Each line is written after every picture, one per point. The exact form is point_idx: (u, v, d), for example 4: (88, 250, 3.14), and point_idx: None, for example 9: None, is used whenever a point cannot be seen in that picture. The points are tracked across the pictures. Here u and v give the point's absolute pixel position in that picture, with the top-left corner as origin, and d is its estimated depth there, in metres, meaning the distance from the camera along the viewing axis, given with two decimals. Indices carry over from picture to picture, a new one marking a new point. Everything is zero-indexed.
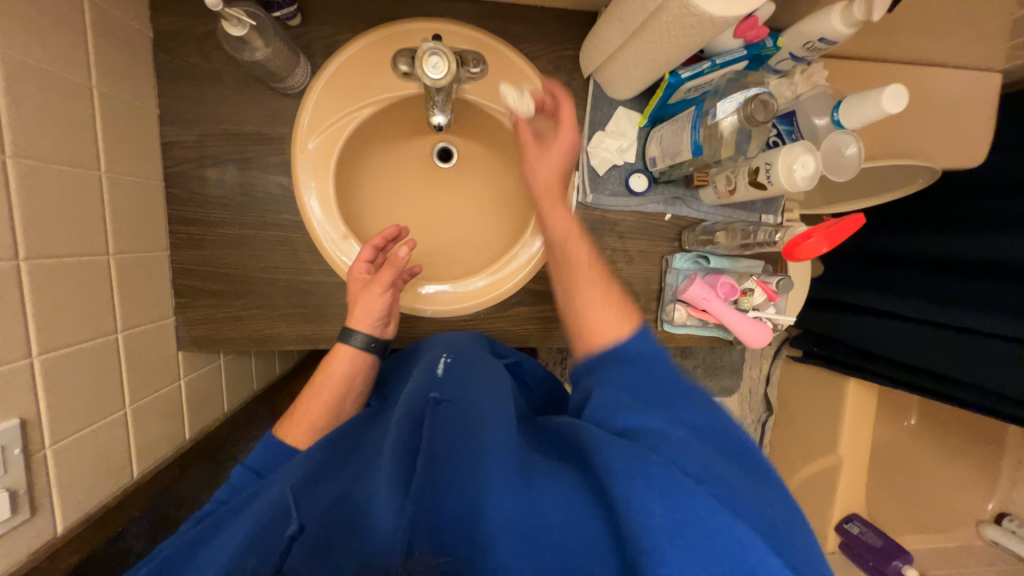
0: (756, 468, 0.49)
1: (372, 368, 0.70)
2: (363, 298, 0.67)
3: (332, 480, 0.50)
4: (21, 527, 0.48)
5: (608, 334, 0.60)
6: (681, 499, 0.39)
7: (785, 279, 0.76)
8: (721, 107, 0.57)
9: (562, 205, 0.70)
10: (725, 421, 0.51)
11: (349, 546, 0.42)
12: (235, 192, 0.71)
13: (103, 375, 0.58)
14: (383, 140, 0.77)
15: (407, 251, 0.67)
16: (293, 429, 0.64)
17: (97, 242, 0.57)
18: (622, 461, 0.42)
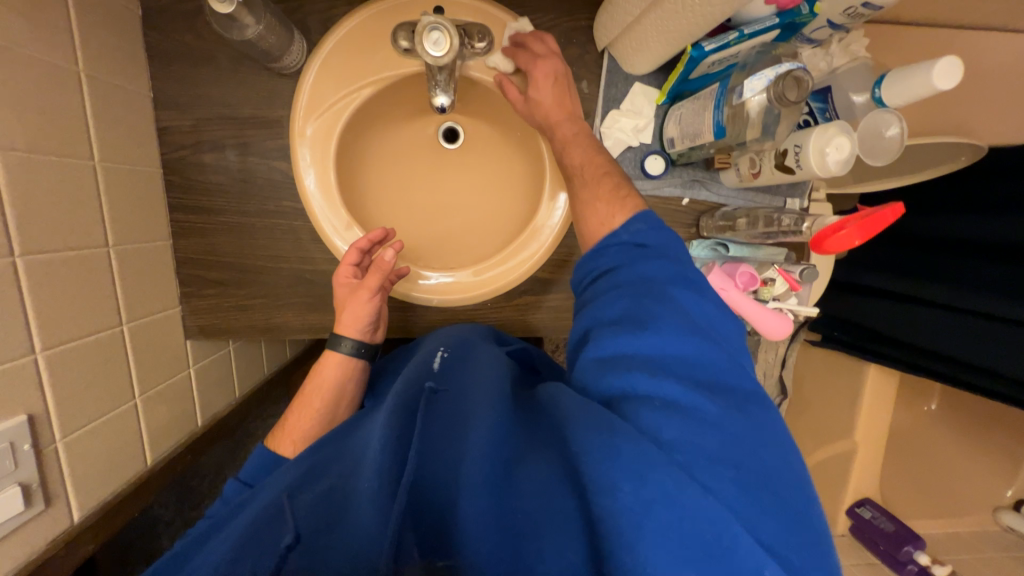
0: (752, 407, 0.46)
1: (361, 373, 0.70)
2: (352, 303, 0.66)
3: (327, 473, 0.51)
4: (37, 517, 0.50)
5: (603, 228, 0.57)
6: (648, 475, 0.39)
7: (809, 268, 0.71)
8: (749, 85, 0.51)
9: (569, 121, 0.64)
10: (718, 354, 0.47)
11: (342, 526, 0.45)
12: (234, 178, 0.69)
13: (111, 367, 0.58)
14: (385, 121, 0.73)
15: (394, 254, 0.64)
16: (284, 438, 0.64)
17: (95, 233, 0.56)
18: (593, 440, 0.42)
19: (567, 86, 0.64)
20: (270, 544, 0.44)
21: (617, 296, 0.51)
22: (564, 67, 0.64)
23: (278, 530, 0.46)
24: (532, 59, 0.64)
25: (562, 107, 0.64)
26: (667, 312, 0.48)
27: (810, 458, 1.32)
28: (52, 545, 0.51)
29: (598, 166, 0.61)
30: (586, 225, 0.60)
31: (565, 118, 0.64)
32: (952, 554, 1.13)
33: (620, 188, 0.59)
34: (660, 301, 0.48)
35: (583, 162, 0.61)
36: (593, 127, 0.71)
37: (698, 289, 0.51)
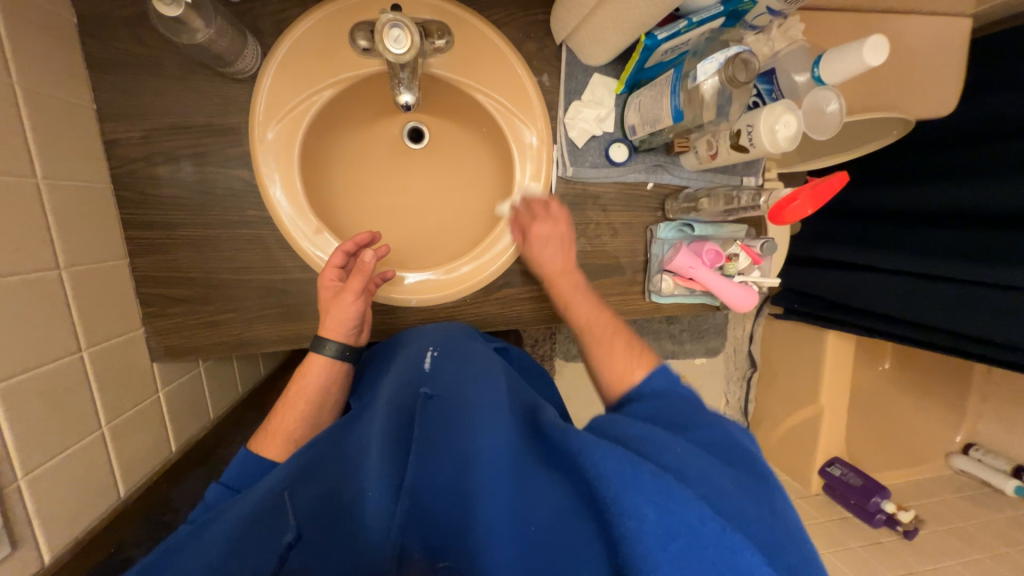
0: (762, 470, 0.46)
1: (347, 376, 0.69)
2: (334, 307, 0.65)
3: (316, 479, 0.49)
4: (2, 562, 0.46)
5: (624, 373, 0.58)
6: (672, 506, 0.37)
7: (768, 242, 0.76)
8: (701, 69, 0.55)
9: (574, 291, 0.70)
10: (728, 427, 0.49)
11: (334, 541, 0.43)
12: (192, 190, 0.67)
13: (73, 396, 0.55)
14: (346, 124, 0.72)
15: (373, 256, 0.64)
16: (269, 442, 0.62)
17: (44, 255, 0.53)
18: (616, 465, 0.40)
19: (568, 248, 0.72)
20: (261, 550, 0.43)
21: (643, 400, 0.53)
22: (564, 229, 0.72)
23: (266, 542, 0.43)
24: (530, 222, 0.72)
25: (558, 267, 0.71)
26: (693, 413, 0.50)
27: (781, 425, 1.39)
28: None
29: (608, 325, 0.66)
30: (603, 373, 0.61)
31: (562, 274, 0.71)
32: (914, 498, 1.23)
33: (631, 343, 0.63)
34: (685, 407, 0.51)
35: (589, 320, 0.67)
36: (557, 119, 0.72)
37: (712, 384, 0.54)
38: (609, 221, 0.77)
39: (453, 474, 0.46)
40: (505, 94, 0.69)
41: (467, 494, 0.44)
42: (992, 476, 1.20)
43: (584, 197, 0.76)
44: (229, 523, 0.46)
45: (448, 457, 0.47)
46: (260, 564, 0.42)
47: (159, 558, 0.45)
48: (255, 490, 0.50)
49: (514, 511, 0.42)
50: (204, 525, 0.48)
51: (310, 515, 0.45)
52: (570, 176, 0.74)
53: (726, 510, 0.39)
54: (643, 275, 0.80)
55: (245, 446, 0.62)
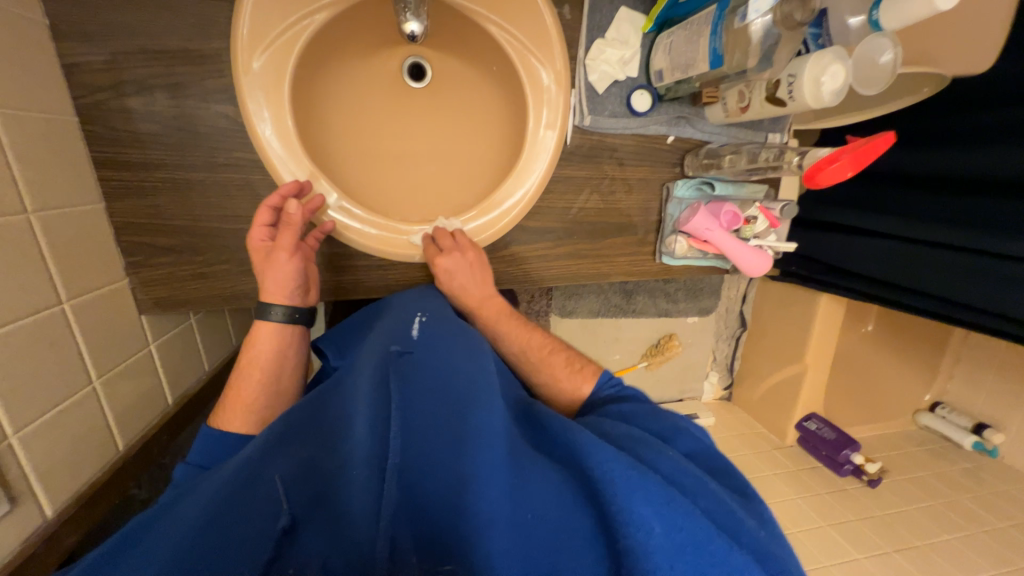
0: (748, 482, 0.49)
1: (300, 338, 0.67)
2: (270, 269, 0.61)
3: (298, 448, 0.48)
4: (5, 519, 0.45)
5: (570, 385, 0.67)
6: (680, 520, 0.38)
7: (789, 205, 0.72)
8: (755, 6, 0.49)
9: (501, 315, 0.71)
10: (707, 440, 0.52)
11: (321, 516, 0.41)
12: (169, 126, 0.60)
13: (60, 351, 0.52)
14: (338, 56, 0.64)
15: (298, 207, 0.60)
16: (234, 415, 0.61)
17: (10, 197, 0.47)
18: (620, 470, 0.41)
19: (485, 273, 0.70)
20: (242, 530, 0.40)
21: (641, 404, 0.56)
22: (473, 251, 0.68)
23: (241, 527, 0.40)
24: (437, 255, 0.67)
25: (482, 287, 0.70)
26: (665, 421, 0.55)
27: (764, 382, 1.44)
28: (27, 544, 0.47)
29: (542, 344, 0.70)
30: (558, 395, 0.67)
31: (484, 301, 0.70)
32: (881, 451, 1.31)
33: (572, 360, 0.69)
34: (653, 414, 0.56)
35: (528, 348, 0.70)
36: (576, 60, 0.66)
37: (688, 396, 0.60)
38: (625, 176, 0.73)
39: (447, 455, 0.45)
40: (521, 29, 0.62)
41: (461, 478, 0.43)
42: (952, 432, 1.29)
43: (600, 150, 0.71)
44: (196, 508, 0.42)
45: (441, 441, 0.46)
46: (235, 552, 0.38)
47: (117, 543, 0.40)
48: (223, 472, 0.47)
49: (513, 502, 0.42)
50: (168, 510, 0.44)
51: (295, 491, 0.42)
52: (586, 126, 0.69)
53: (731, 526, 0.41)
54: (656, 235, 0.77)
55: (206, 422, 0.60)
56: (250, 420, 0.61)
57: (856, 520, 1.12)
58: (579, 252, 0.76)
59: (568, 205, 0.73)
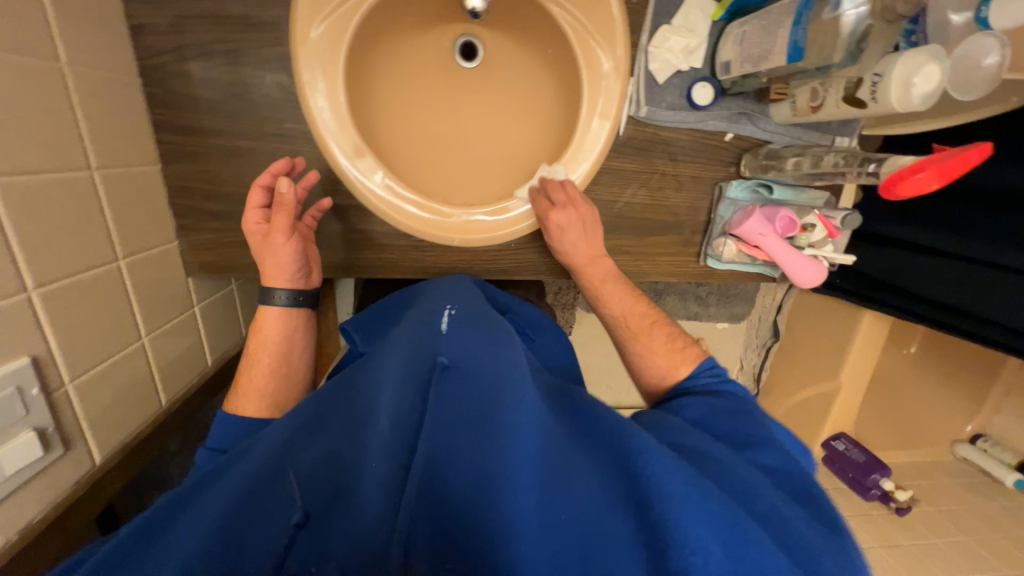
0: (834, 506, 0.46)
1: (306, 322, 0.67)
2: (269, 251, 0.61)
3: (328, 436, 0.47)
4: (61, 461, 0.47)
5: (671, 360, 0.64)
6: (741, 547, 0.38)
7: (853, 215, 0.67)
8: None
9: (609, 281, 0.70)
10: (789, 452, 0.50)
11: (340, 516, 0.40)
12: (225, 92, 0.60)
13: (114, 306, 0.53)
14: (393, 30, 0.63)
15: (289, 186, 0.57)
16: (247, 401, 0.60)
17: (75, 153, 0.48)
18: (678, 486, 0.40)
19: (595, 230, 0.69)
20: (269, 520, 0.40)
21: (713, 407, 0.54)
22: (585, 207, 0.67)
23: (274, 512, 0.40)
24: (549, 209, 0.66)
25: (591, 248, 0.69)
26: (749, 426, 0.53)
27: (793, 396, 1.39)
28: (78, 487, 0.49)
29: (644, 317, 0.67)
30: (648, 372, 0.65)
31: (590, 263, 0.69)
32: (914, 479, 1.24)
33: (675, 338, 0.66)
34: (738, 415, 0.53)
35: (630, 315, 0.68)
36: (639, 46, 0.63)
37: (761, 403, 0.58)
38: (676, 172, 0.70)
39: (485, 453, 0.42)
40: (584, 11, 0.59)
41: (496, 481, 0.41)
42: (992, 467, 1.15)
43: (653, 143, 0.68)
44: (233, 482, 0.42)
45: (479, 436, 0.44)
46: (266, 544, 0.38)
47: (164, 505, 0.42)
48: (259, 446, 0.46)
49: (552, 508, 0.40)
50: (209, 481, 0.45)
51: (309, 487, 0.42)
52: (642, 117, 0.66)
53: (797, 553, 0.39)
54: (702, 236, 0.74)
55: (221, 409, 0.59)
56: (264, 403, 0.61)
57: (881, 548, 1.07)
58: (621, 248, 0.74)
59: (614, 197, 0.71)
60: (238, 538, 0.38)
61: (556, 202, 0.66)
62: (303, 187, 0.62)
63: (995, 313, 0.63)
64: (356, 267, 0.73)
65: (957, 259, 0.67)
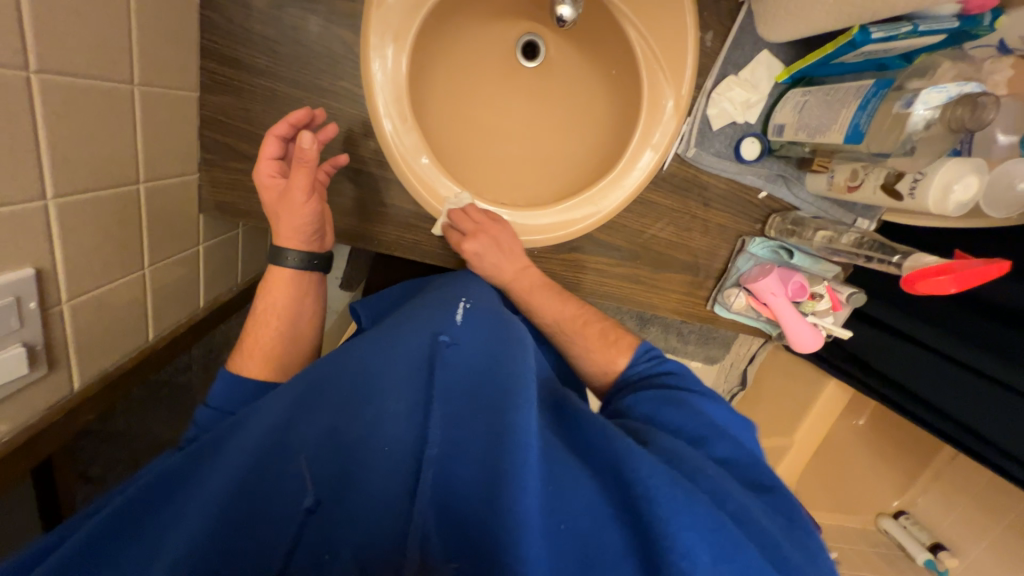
0: (794, 500, 0.47)
1: (316, 286, 0.66)
2: (284, 207, 0.58)
3: (328, 413, 0.46)
4: (41, 382, 0.44)
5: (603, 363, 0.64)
6: (727, 551, 0.37)
7: (859, 295, 0.69)
8: (924, 97, 0.48)
9: (545, 286, 0.67)
10: (743, 447, 0.51)
11: (346, 505, 0.41)
12: (287, 36, 0.58)
13: (122, 229, 0.50)
14: (466, 13, 0.63)
15: (312, 141, 0.54)
16: (253, 362, 0.59)
17: (121, 63, 0.45)
18: (665, 489, 0.39)
19: (513, 246, 0.65)
20: (269, 506, 0.40)
21: (682, 408, 0.53)
22: (495, 223, 0.64)
23: (275, 495, 0.41)
24: (463, 240, 0.64)
25: (516, 258, 0.65)
26: (696, 418, 0.52)
27: None
28: (51, 411, 0.46)
29: (579, 317, 0.65)
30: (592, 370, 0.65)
31: (519, 272, 0.66)
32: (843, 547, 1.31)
33: (607, 331, 0.66)
34: (690, 410, 0.53)
35: (562, 319, 0.65)
36: (702, 89, 0.64)
37: (716, 398, 0.56)
38: (706, 217, 0.72)
39: (483, 446, 0.43)
40: (661, 43, 0.60)
41: (495, 481, 0.40)
42: (907, 542, 1.10)
43: (691, 185, 0.70)
44: (226, 462, 0.42)
45: (483, 435, 0.44)
46: (274, 532, 0.39)
47: (153, 485, 0.41)
48: (249, 421, 0.45)
49: (551, 504, 0.40)
50: (202, 452, 0.44)
51: (315, 474, 0.42)
52: (688, 157, 0.67)
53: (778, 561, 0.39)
54: (715, 283, 0.76)
55: (224, 366, 0.59)
56: (270, 368, 0.60)
57: None
58: (636, 277, 0.75)
59: (642, 227, 0.72)
60: (233, 527, 0.38)
61: (462, 228, 0.63)
62: (321, 140, 0.59)
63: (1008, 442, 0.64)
64: (373, 242, 0.70)
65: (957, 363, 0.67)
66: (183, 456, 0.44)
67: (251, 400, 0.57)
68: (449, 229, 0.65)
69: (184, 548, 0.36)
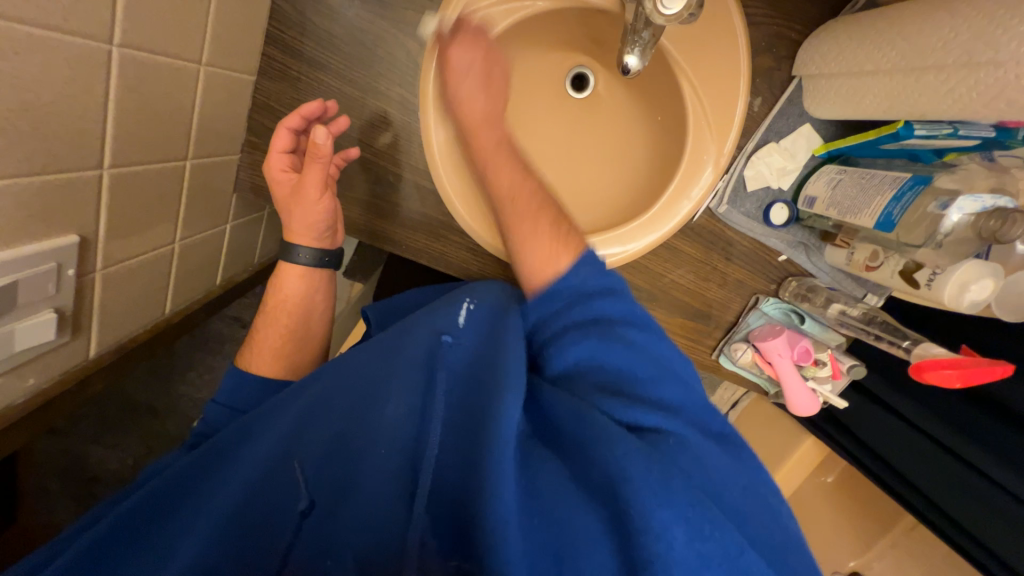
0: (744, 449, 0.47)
1: (328, 282, 0.66)
2: (300, 203, 0.58)
3: (330, 416, 0.47)
4: (61, 348, 0.44)
5: (548, 271, 0.53)
6: (705, 529, 0.36)
7: (859, 366, 0.72)
8: (961, 203, 0.51)
9: (506, 154, 0.58)
10: (694, 391, 0.50)
11: (348, 510, 0.42)
12: (352, 35, 0.58)
13: (163, 203, 0.50)
14: (527, 41, 0.65)
15: (326, 136, 0.52)
16: (260, 358, 0.60)
17: (194, 43, 0.45)
18: (641, 469, 0.39)
19: (497, 86, 0.58)
20: (273, 509, 0.43)
21: (632, 353, 0.49)
22: (490, 56, 0.57)
23: (277, 495, 0.43)
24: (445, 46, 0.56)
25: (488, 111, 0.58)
26: (647, 364, 0.49)
27: None
28: (65, 377, 0.46)
29: (529, 197, 0.56)
30: (524, 256, 0.55)
31: (484, 126, 0.58)
32: None
33: (559, 223, 0.56)
34: (638, 350, 0.49)
35: (516, 189, 0.56)
36: (743, 151, 0.66)
37: (652, 331, 0.52)
38: (726, 270, 0.74)
39: (471, 450, 0.43)
40: (711, 101, 0.62)
41: (479, 479, 0.40)
42: None
43: (717, 239, 0.72)
44: (239, 470, 0.44)
45: (471, 440, 0.43)
46: (277, 534, 0.41)
47: (164, 487, 0.44)
48: (261, 428, 0.47)
49: (538, 500, 0.40)
50: (216, 456, 0.47)
51: (316, 478, 0.43)
52: (718, 212, 0.69)
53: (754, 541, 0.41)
54: (723, 334, 0.78)
55: (234, 363, 0.60)
56: (276, 364, 0.60)
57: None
58: None
59: (663, 271, 0.73)
60: (242, 530, 0.41)
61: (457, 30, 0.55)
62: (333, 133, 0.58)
63: (992, 540, 0.64)
64: (398, 246, 0.69)
65: (946, 449, 0.67)
66: (196, 458, 0.47)
67: (258, 397, 0.58)
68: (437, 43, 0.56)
69: (197, 552, 0.39)
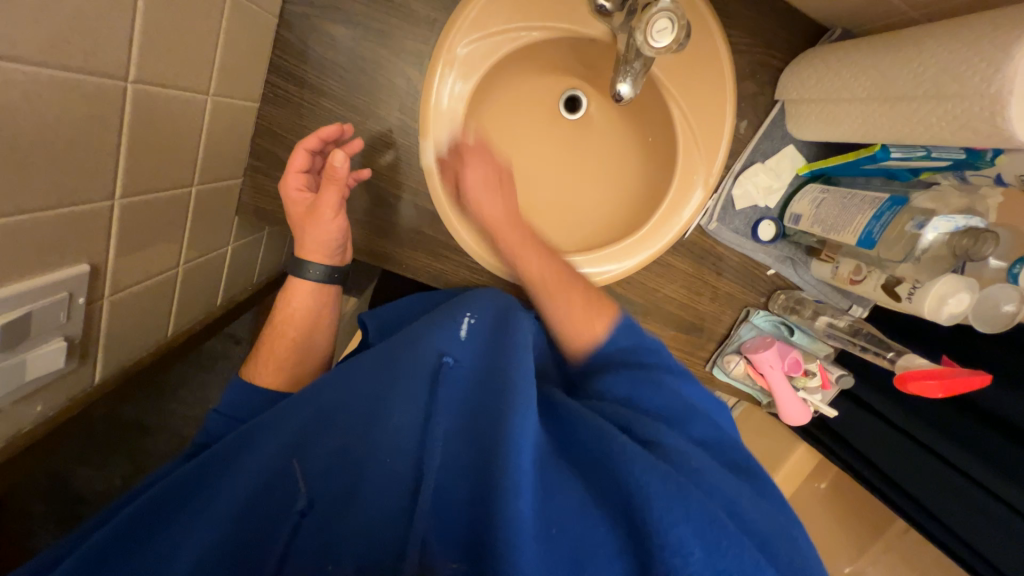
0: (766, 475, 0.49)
1: (336, 299, 0.67)
2: (313, 224, 0.60)
3: (336, 425, 0.47)
4: (68, 375, 0.44)
5: (586, 331, 0.61)
6: (723, 546, 0.36)
7: (847, 376, 0.75)
8: (936, 224, 0.55)
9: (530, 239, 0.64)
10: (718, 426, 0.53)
11: (351, 515, 0.42)
12: (355, 63, 0.60)
13: (169, 228, 0.51)
14: (523, 68, 0.67)
15: (344, 161, 0.56)
16: (266, 369, 0.61)
17: (203, 75, 0.47)
18: (659, 484, 0.39)
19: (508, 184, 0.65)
20: (274, 515, 0.42)
21: (659, 390, 0.53)
22: (497, 168, 0.64)
23: (279, 502, 0.43)
24: (458, 166, 0.63)
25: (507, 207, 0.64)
26: (671, 398, 0.53)
27: None
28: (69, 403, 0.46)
29: (557, 278, 0.62)
30: (566, 336, 0.63)
31: (509, 223, 0.64)
32: None
33: (591, 299, 0.62)
34: (666, 387, 0.54)
35: (544, 277, 0.63)
36: (731, 171, 0.69)
37: (685, 375, 0.57)
38: (717, 284, 0.76)
39: (476, 459, 0.43)
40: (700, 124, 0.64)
41: (488, 488, 0.40)
42: None
43: (708, 254, 0.74)
44: (240, 474, 0.44)
45: (478, 447, 0.44)
46: (273, 539, 0.40)
47: (163, 493, 0.43)
48: (263, 434, 0.47)
49: (546, 508, 0.40)
50: (215, 462, 0.45)
51: (319, 484, 0.43)
52: (708, 229, 0.72)
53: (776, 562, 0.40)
54: (715, 347, 0.80)
55: (240, 372, 0.61)
56: (282, 376, 0.61)
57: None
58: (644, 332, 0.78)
59: (657, 286, 0.75)
60: (240, 535, 0.40)
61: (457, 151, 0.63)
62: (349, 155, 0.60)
63: (987, 546, 0.66)
64: (399, 265, 0.70)
65: (936, 456, 0.69)
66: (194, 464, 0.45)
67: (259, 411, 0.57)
68: (444, 164, 0.63)
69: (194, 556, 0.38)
